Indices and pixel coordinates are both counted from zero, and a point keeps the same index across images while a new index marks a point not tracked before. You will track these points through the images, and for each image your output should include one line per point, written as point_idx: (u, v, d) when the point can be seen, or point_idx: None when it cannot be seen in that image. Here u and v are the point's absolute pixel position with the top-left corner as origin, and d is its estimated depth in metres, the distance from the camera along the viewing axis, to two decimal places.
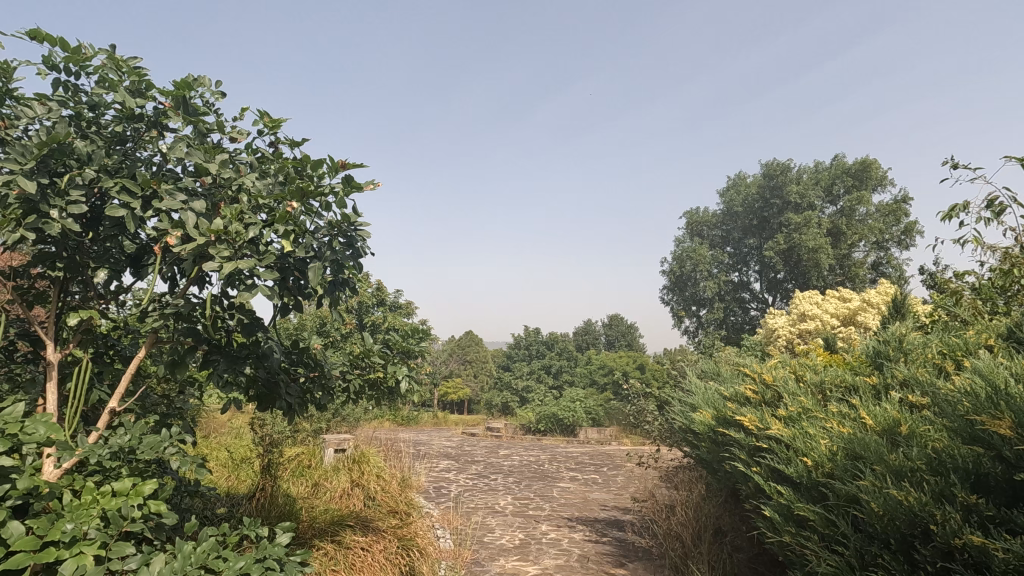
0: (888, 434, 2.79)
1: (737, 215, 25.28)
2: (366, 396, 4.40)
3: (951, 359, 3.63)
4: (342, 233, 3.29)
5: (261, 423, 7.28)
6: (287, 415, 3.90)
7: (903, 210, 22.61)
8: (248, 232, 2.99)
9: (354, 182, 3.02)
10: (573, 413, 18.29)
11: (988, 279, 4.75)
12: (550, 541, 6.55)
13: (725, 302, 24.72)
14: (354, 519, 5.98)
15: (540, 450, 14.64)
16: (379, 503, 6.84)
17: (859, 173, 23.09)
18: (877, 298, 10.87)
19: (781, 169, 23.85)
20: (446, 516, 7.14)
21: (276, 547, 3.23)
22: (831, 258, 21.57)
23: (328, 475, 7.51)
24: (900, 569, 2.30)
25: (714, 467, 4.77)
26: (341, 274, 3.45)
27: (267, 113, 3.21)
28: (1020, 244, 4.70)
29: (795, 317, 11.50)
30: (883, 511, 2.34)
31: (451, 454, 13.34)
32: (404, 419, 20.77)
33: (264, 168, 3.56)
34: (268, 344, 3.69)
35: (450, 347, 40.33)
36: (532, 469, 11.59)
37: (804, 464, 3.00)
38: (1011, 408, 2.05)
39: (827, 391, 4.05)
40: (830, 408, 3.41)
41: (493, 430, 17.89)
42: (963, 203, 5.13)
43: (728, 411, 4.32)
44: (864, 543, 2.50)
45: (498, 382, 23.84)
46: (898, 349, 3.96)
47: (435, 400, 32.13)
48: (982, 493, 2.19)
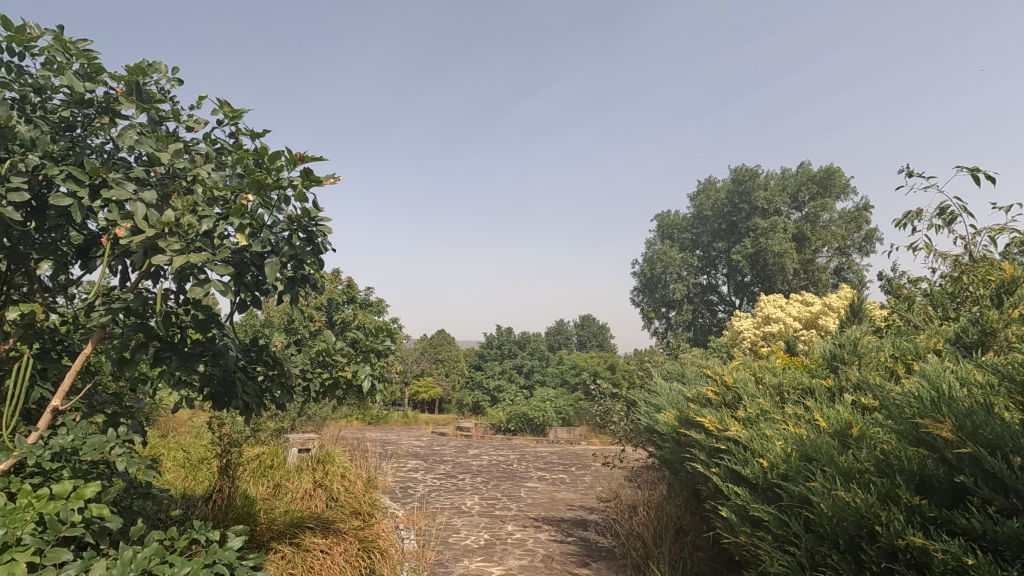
0: (840, 436, 2.85)
1: (707, 220, 25.76)
2: (329, 395, 4.30)
3: (901, 362, 3.75)
4: (301, 228, 3.19)
5: (220, 422, 7.06)
6: (243, 415, 3.77)
7: (864, 218, 23.37)
8: (201, 225, 2.87)
9: (313, 175, 2.94)
10: (543, 413, 18.33)
11: (940, 286, 4.93)
12: (515, 541, 6.52)
13: (694, 304, 25.15)
14: (315, 520, 5.85)
15: (510, 450, 14.62)
16: (342, 503, 6.70)
17: (823, 180, 23.79)
18: (838, 302, 11.16)
19: (750, 174, 24.36)
20: (411, 516, 7.04)
21: (227, 552, 3.10)
22: (795, 263, 22.15)
23: (291, 475, 7.34)
24: (848, 569, 2.33)
25: (676, 467, 4.82)
26: (301, 271, 3.35)
27: (227, 102, 3.11)
28: (969, 252, 4.88)
29: (759, 319, 11.74)
30: (832, 512, 2.38)
31: (420, 453, 13.23)
32: (373, 418, 20.52)
33: (223, 159, 3.44)
34: (224, 341, 3.54)
35: (422, 347, 40.14)
36: (500, 468, 11.55)
37: (760, 466, 3.04)
38: (951, 412, 2.09)
39: (784, 393, 4.13)
40: (786, 410, 3.48)
41: (463, 429, 17.80)
42: (917, 211, 5.32)
43: (690, 412, 4.37)
44: (814, 544, 2.53)
45: (469, 381, 23.75)
46: (853, 352, 4.05)
47: (406, 399, 31.88)
48: (926, 495, 2.23)
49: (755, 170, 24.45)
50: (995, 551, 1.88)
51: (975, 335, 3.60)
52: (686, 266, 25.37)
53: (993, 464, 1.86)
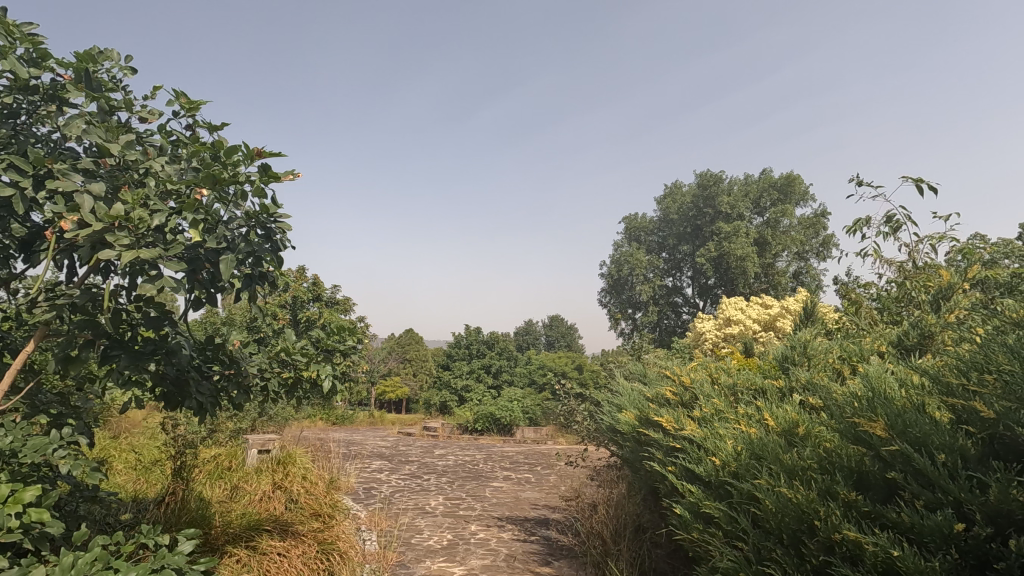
0: (786, 434, 2.96)
1: (673, 223, 26.30)
2: (288, 395, 4.23)
3: (847, 363, 3.94)
4: (259, 225, 3.15)
5: (175, 423, 6.83)
6: (197, 416, 3.64)
7: (822, 224, 24.19)
8: (153, 219, 2.77)
9: (271, 171, 2.90)
10: (511, 412, 18.38)
11: (886, 292, 5.16)
12: (478, 541, 6.52)
13: (659, 305, 25.63)
14: (272, 523, 5.73)
15: (477, 450, 14.61)
16: (302, 505, 6.57)
17: (784, 187, 24.54)
18: (795, 305, 11.53)
19: (714, 179, 24.96)
20: (374, 517, 6.96)
21: (176, 556, 3.00)
22: (756, 267, 22.79)
23: (249, 478, 7.16)
24: (791, 563, 2.41)
25: (636, 466, 4.90)
26: (260, 268, 3.28)
27: (184, 94, 3.04)
28: (912, 259, 5.13)
29: (721, 321, 12.03)
30: (776, 508, 2.47)
31: (385, 454, 13.09)
32: (337, 417, 20.19)
33: (178, 153, 3.35)
34: (178, 339, 3.43)
35: (389, 347, 39.81)
36: (466, 468, 11.54)
37: (712, 464, 3.13)
38: (884, 411, 2.20)
39: (738, 394, 4.25)
40: (738, 410, 3.59)
41: (430, 429, 17.69)
42: (866, 218, 5.55)
43: (649, 412, 4.44)
44: (761, 539, 2.61)
45: (436, 381, 23.61)
46: (803, 353, 4.21)
47: (372, 399, 31.50)
48: (862, 491, 2.33)
49: (720, 175, 25.07)
50: (920, 543, 1.97)
51: (914, 338, 3.80)
52: (652, 268, 25.84)
53: (920, 462, 1.97)
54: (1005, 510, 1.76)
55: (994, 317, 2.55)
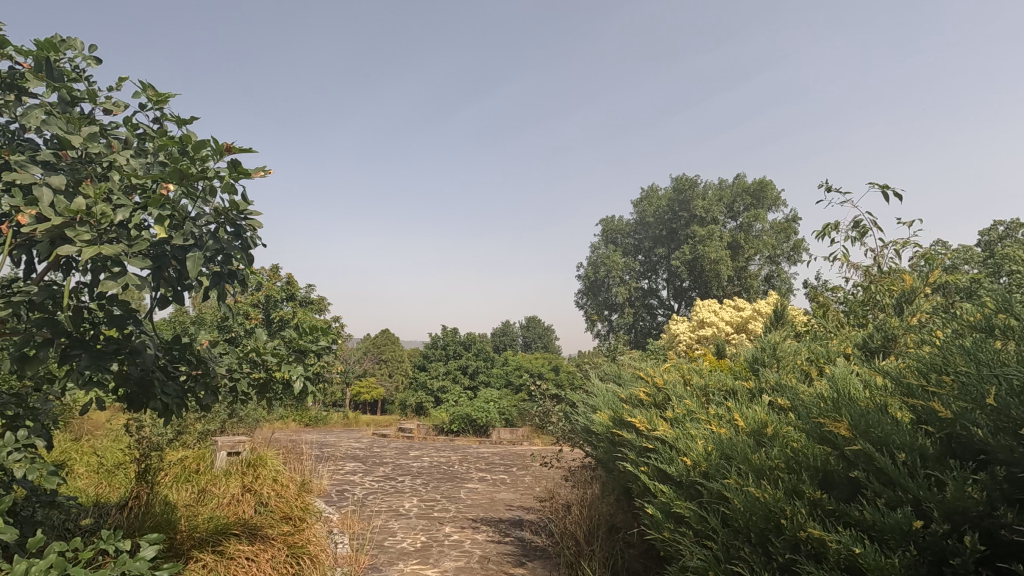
0: (755, 435, 3.01)
1: (649, 226, 26.62)
2: (258, 395, 4.13)
3: (815, 365, 4.04)
4: (229, 222, 3.08)
5: (139, 425, 6.63)
6: (162, 417, 3.52)
7: (793, 228, 24.71)
8: (117, 214, 2.69)
9: (241, 167, 2.85)
10: (487, 414, 18.35)
11: (852, 295, 5.30)
12: (452, 543, 6.47)
13: (635, 307, 25.92)
14: (241, 526, 5.60)
15: (452, 451, 14.54)
16: (272, 508, 6.44)
17: (757, 192, 25.03)
18: (766, 307, 11.78)
19: (689, 184, 25.33)
20: (346, 520, 6.85)
21: (138, 562, 2.88)
22: (729, 270, 23.21)
23: (217, 481, 6.98)
24: (758, 561, 2.44)
25: (609, 467, 4.93)
26: (229, 266, 3.19)
27: (151, 85, 2.96)
28: (877, 264, 5.28)
29: (694, 323, 12.21)
30: (744, 507, 2.50)
31: (359, 456, 12.93)
32: (310, 419, 19.85)
33: (145, 146, 3.25)
34: (142, 338, 3.32)
35: (365, 347, 39.46)
36: (441, 469, 11.47)
37: (684, 464, 3.17)
38: (848, 412, 2.24)
39: (710, 394, 4.31)
40: (709, 411, 3.64)
41: (405, 430, 17.54)
42: (835, 223, 5.69)
43: (623, 413, 4.47)
44: (730, 538, 2.64)
45: (412, 382, 23.44)
46: (772, 355, 4.30)
47: (347, 400, 31.15)
48: (828, 489, 2.37)
49: (695, 179, 25.45)
50: (881, 540, 2.02)
51: (878, 340, 3.91)
52: (628, 270, 26.09)
53: (882, 461, 2.02)
54: (961, 508, 1.82)
55: (953, 321, 2.64)
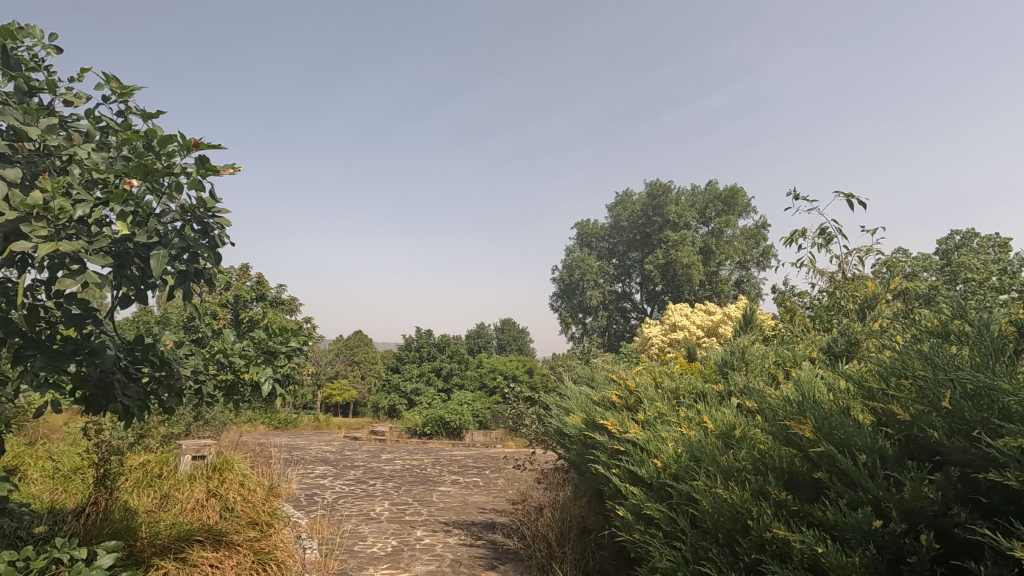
0: (723, 437, 3.06)
1: (623, 230, 26.93)
2: (225, 398, 4.03)
3: (781, 368, 4.14)
4: (195, 219, 3.00)
5: (99, 428, 6.40)
6: (122, 420, 3.40)
7: (763, 234, 25.27)
8: (76, 210, 2.59)
9: (209, 163, 2.78)
10: (461, 416, 18.25)
11: (818, 301, 5.45)
12: (423, 546, 6.41)
13: (609, 310, 26.15)
14: (205, 532, 5.44)
15: (425, 453, 14.42)
16: (237, 514, 6.28)
17: (728, 199, 25.55)
18: (736, 312, 12.02)
19: (663, 189, 25.71)
20: (315, 525, 6.72)
21: (93, 571, 2.76)
22: (701, 275, 23.62)
23: (181, 485, 6.78)
24: (725, 561, 2.48)
25: (582, 469, 4.95)
26: (195, 265, 3.09)
27: (115, 77, 2.87)
28: (842, 270, 5.44)
29: (667, 327, 12.38)
30: (712, 508, 2.54)
31: (330, 459, 12.72)
32: (280, 422, 19.45)
33: (108, 140, 3.15)
34: (102, 338, 3.20)
35: (337, 348, 38.89)
36: (413, 473, 11.36)
37: (654, 466, 3.20)
38: (812, 414, 2.30)
39: (680, 397, 4.37)
40: (680, 413, 3.69)
41: (377, 433, 17.32)
42: (802, 230, 5.84)
43: (595, 415, 4.49)
44: (698, 539, 2.68)
45: (385, 384, 23.18)
46: (741, 358, 4.39)
47: (318, 402, 30.61)
48: (793, 490, 2.43)
49: (668, 185, 25.84)
50: (843, 540, 2.07)
51: (842, 344, 4.02)
52: (602, 274, 26.32)
53: (844, 462, 2.07)
54: (919, 507, 1.87)
55: (911, 327, 2.73)
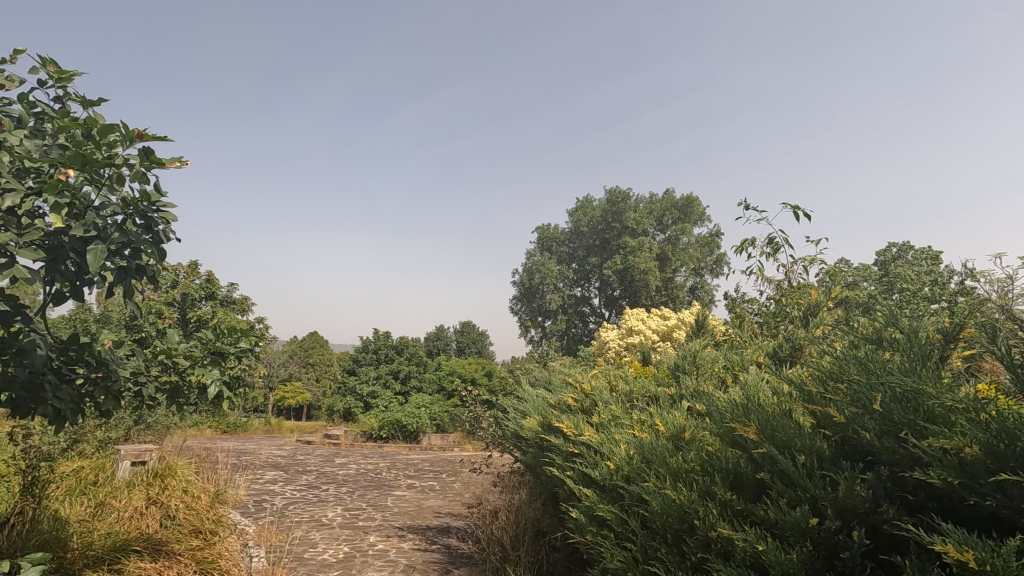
0: (674, 439, 3.14)
1: (583, 236, 27.29)
2: (168, 401, 3.84)
3: (730, 372, 4.28)
4: (138, 213, 2.87)
5: (27, 433, 6.01)
6: (53, 424, 3.18)
7: (716, 243, 26.07)
8: (5, 200, 2.43)
9: (154, 155, 2.67)
10: (418, 419, 18.06)
11: (765, 308, 5.66)
12: (376, 552, 6.30)
13: (568, 314, 26.41)
14: (143, 542, 5.18)
15: (380, 457, 14.19)
16: (179, 522, 6.00)
17: (684, 207, 26.27)
18: (690, 317, 12.34)
19: (623, 196, 26.21)
20: (263, 532, 6.49)
21: None
22: (657, 281, 24.16)
23: (118, 493, 6.43)
24: (673, 561, 2.54)
25: (537, 471, 4.97)
26: (138, 261, 2.93)
27: (53, 61, 2.72)
28: (788, 278, 5.67)
29: (624, 331, 12.61)
30: (661, 508, 2.59)
31: (280, 464, 12.33)
32: (228, 425, 18.75)
33: (43, 127, 2.97)
34: (32, 337, 3.00)
35: (291, 349, 37.86)
36: (368, 477, 11.15)
37: (607, 468, 3.25)
38: (756, 417, 2.38)
39: (634, 400, 4.46)
40: (633, 416, 3.76)
41: (332, 437, 16.94)
42: (752, 239, 6.06)
43: (551, 418, 4.51)
44: (648, 539, 2.72)
45: (341, 387, 22.70)
46: (692, 362, 4.52)
47: (270, 405, 29.67)
48: (737, 490, 2.51)
49: (627, 192, 26.37)
50: (782, 537, 2.15)
51: (787, 350, 4.20)
52: (562, 278, 26.57)
53: (784, 463, 2.16)
54: (851, 505, 1.97)
55: (849, 334, 2.88)
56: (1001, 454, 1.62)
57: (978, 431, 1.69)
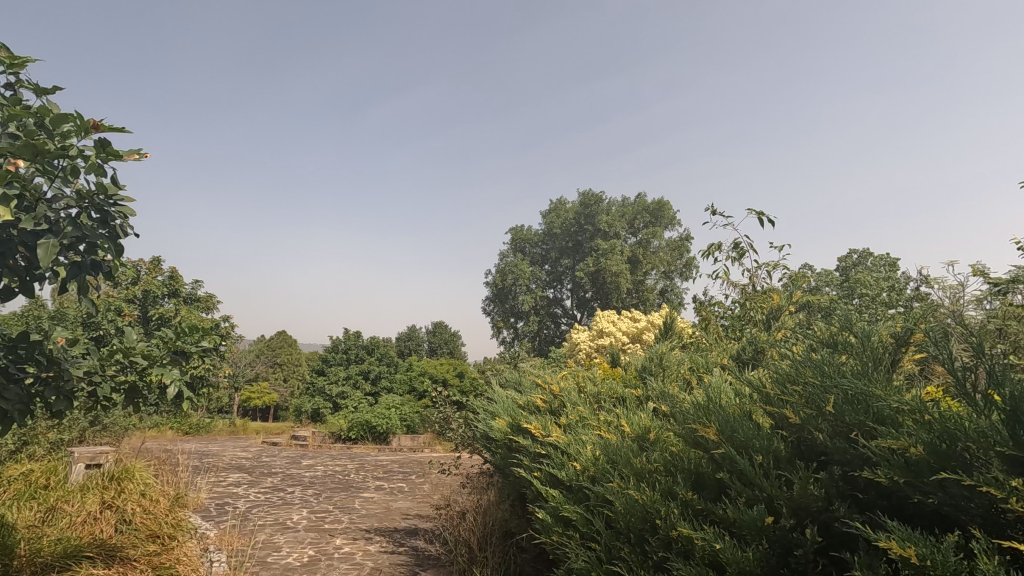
0: (639, 440, 3.18)
1: (557, 237, 27.46)
2: (125, 402, 3.70)
3: (694, 374, 4.37)
4: (93, 207, 2.77)
5: None
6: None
7: (686, 246, 26.54)
8: None
9: (110, 148, 2.59)
10: (387, 420, 17.84)
11: (730, 311, 5.79)
12: (342, 555, 6.21)
13: (540, 315, 26.53)
14: (96, 548, 4.99)
15: (349, 459, 13.99)
16: (136, 527, 5.80)
17: (656, 211, 26.68)
18: (659, 320, 12.53)
19: (596, 199, 26.46)
20: (225, 536, 6.31)
21: None
22: (628, 283, 24.47)
23: (71, 497, 6.17)
24: (635, 560, 2.57)
25: (505, 472, 4.97)
26: (92, 257, 2.82)
27: (3, 47, 2.60)
28: (752, 283, 5.82)
29: (594, 333, 12.73)
30: (624, 508, 2.62)
31: (244, 466, 12.03)
32: (191, 427, 18.22)
33: None
34: None
35: (258, 348, 37.04)
36: (335, 479, 10.97)
37: (574, 468, 3.28)
38: (716, 419, 2.44)
39: (601, 401, 4.51)
40: (600, 417, 3.81)
41: (299, 438, 16.61)
42: (718, 244, 6.19)
43: (520, 419, 4.52)
44: (612, 539, 2.75)
45: (309, 387, 22.28)
46: (659, 364, 4.59)
47: (235, 406, 28.94)
48: (698, 490, 2.56)
49: (600, 195, 26.63)
50: (739, 536, 2.20)
51: (750, 353, 4.31)
52: (535, 279, 26.69)
53: (743, 463, 2.22)
54: (805, 504, 2.03)
55: (807, 338, 2.97)
56: (944, 453, 1.70)
57: (923, 431, 1.76)
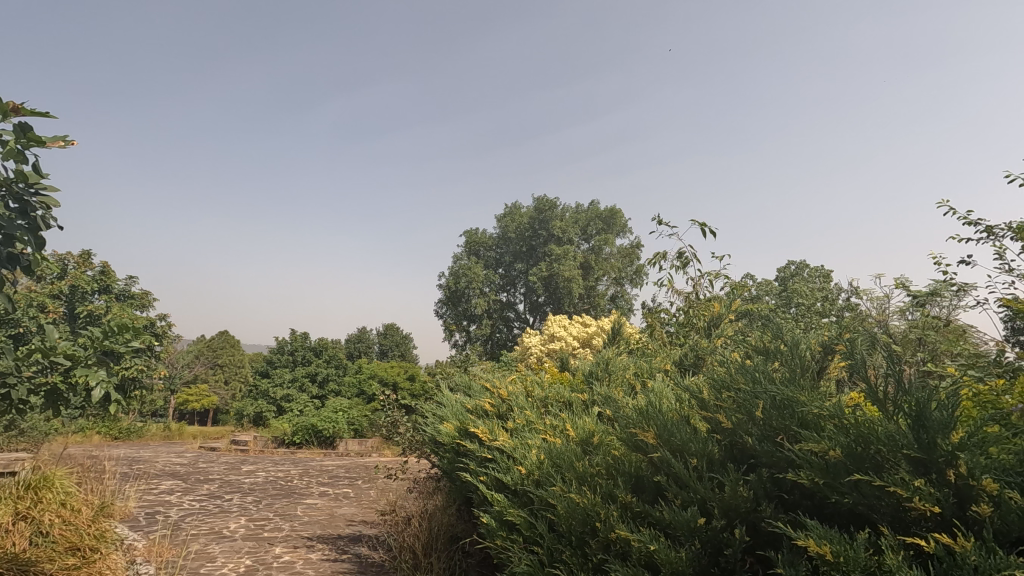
0: (583, 443, 3.23)
1: (511, 241, 27.58)
2: (43, 406, 3.44)
3: (638, 379, 4.48)
4: (12, 197, 2.60)
5: None
6: None
7: (636, 254, 27.23)
8: None
9: (33, 133, 2.43)
10: (334, 424, 17.36)
11: (674, 318, 5.96)
12: (282, 564, 6.00)
13: (493, 318, 26.57)
14: (5, 562, 4.61)
15: (292, 464, 13.54)
16: (53, 540, 5.41)
17: (608, 219, 27.27)
18: (608, 325, 12.78)
19: (550, 205, 26.78)
20: (154, 547, 5.97)
21: None
22: (580, 288, 24.86)
23: None
24: (576, 563, 2.60)
25: (452, 476, 4.93)
26: (9, 249, 2.62)
27: None
28: (695, 291, 6.02)
29: (545, 337, 12.84)
30: (566, 512, 2.65)
31: (178, 472, 11.44)
32: (120, 432, 17.16)
33: None
34: None
35: (197, 349, 35.34)
36: (276, 485, 10.58)
37: (519, 472, 3.29)
38: (655, 423, 2.51)
39: (549, 405, 4.56)
40: (546, 421, 3.84)
41: (239, 443, 15.92)
42: (664, 253, 6.37)
43: (468, 423, 4.51)
44: (553, 542, 2.78)
45: (252, 390, 21.43)
46: (605, 369, 4.68)
47: (170, 410, 27.45)
48: (637, 492, 2.63)
49: (554, 201, 26.96)
50: (673, 536, 2.27)
51: (691, 359, 4.46)
52: (488, 282, 26.67)
53: (678, 466, 2.30)
54: (735, 505, 2.12)
55: (744, 346, 3.10)
56: (859, 456, 1.82)
57: (841, 435, 1.88)
